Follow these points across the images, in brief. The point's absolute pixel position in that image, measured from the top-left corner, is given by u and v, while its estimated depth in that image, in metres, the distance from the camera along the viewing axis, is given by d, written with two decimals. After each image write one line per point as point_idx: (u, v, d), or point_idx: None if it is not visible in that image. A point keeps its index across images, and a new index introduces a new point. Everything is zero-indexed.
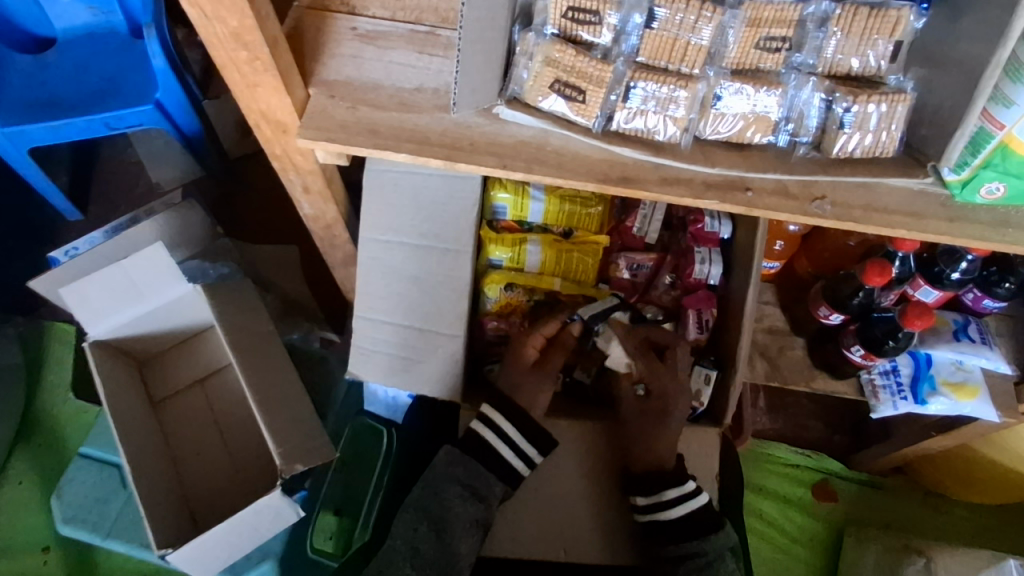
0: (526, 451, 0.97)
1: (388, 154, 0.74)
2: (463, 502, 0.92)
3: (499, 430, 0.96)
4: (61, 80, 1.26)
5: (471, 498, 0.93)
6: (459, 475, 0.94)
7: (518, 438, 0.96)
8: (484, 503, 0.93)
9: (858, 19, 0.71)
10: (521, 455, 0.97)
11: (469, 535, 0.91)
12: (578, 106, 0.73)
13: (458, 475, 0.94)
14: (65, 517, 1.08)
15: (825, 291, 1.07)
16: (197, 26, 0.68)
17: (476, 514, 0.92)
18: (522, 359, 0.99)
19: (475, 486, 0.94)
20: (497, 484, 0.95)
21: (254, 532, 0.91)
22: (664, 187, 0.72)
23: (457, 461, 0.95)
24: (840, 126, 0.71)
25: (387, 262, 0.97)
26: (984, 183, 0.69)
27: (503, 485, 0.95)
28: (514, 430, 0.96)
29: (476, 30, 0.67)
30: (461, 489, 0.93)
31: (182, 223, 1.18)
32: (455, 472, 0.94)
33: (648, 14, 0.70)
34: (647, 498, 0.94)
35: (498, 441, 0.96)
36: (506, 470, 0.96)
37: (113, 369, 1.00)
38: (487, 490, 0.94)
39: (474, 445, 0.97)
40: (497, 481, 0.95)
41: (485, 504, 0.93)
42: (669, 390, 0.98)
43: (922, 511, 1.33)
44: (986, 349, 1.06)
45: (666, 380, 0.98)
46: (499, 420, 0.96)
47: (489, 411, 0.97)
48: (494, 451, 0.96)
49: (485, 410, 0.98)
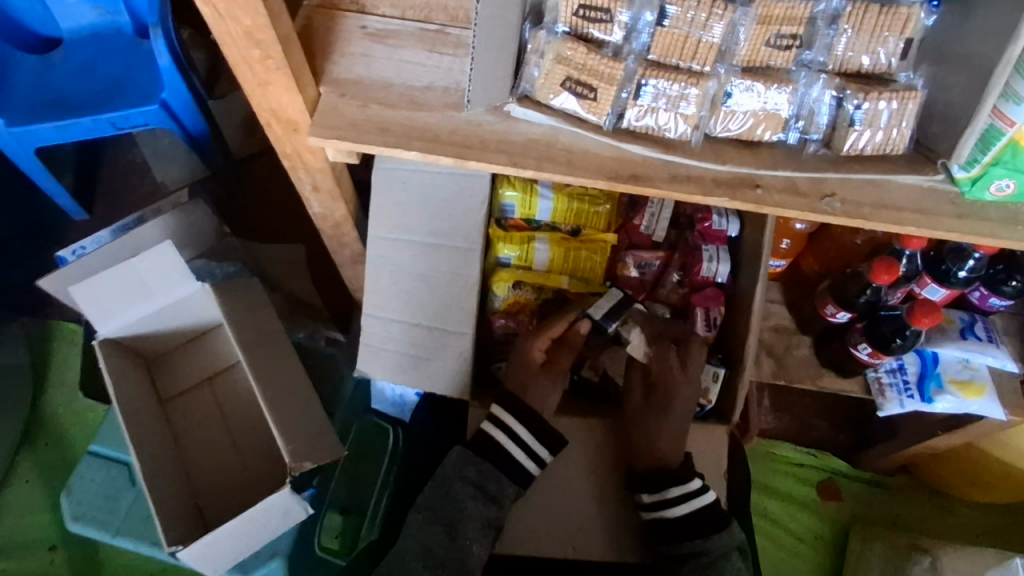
0: (538, 451, 0.97)
1: (398, 152, 0.74)
2: (475, 503, 0.93)
3: (510, 431, 0.96)
4: (69, 80, 1.26)
5: (482, 499, 0.93)
6: (470, 476, 0.94)
7: (529, 439, 0.96)
8: (495, 503, 0.94)
9: (869, 16, 0.71)
10: (533, 456, 0.97)
11: (481, 536, 0.92)
12: (589, 104, 0.73)
13: (470, 476, 0.94)
14: (74, 515, 1.08)
15: (833, 289, 1.07)
16: (210, 25, 0.68)
17: (488, 514, 0.93)
18: (529, 362, 0.99)
19: (487, 487, 0.94)
20: (509, 485, 0.95)
21: (262, 529, 0.91)
22: (673, 184, 0.73)
23: (469, 461, 0.95)
24: (851, 123, 0.71)
25: (395, 261, 0.97)
26: (994, 179, 0.69)
27: (516, 486, 0.95)
28: (526, 431, 0.96)
29: (487, 28, 0.67)
30: (473, 489, 0.93)
31: (187, 223, 1.17)
32: (467, 473, 0.95)
33: (659, 12, 0.71)
34: (653, 496, 0.94)
35: (509, 442, 0.96)
36: (517, 470, 0.96)
37: (122, 367, 1.00)
38: (499, 490, 0.94)
39: (485, 446, 0.97)
40: (509, 482, 0.95)
41: (497, 505, 0.94)
42: (674, 382, 0.98)
43: (929, 511, 1.33)
44: (993, 348, 1.07)
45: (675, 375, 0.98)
46: (512, 422, 0.96)
47: (499, 412, 0.97)
48: (505, 452, 0.96)
49: (497, 411, 0.98)
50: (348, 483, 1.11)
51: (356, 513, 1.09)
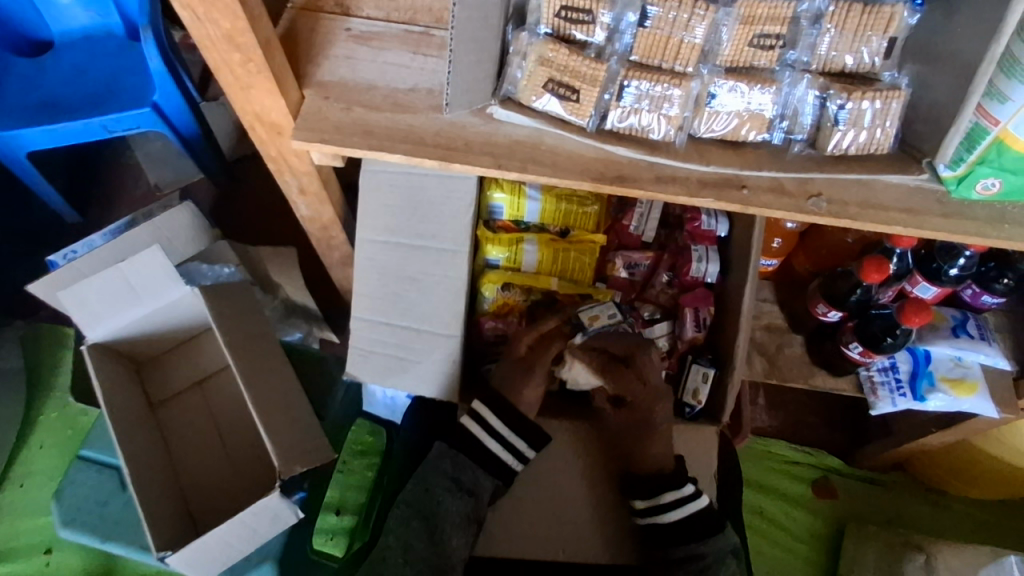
0: (514, 444, 0.97)
1: (383, 155, 0.74)
2: (452, 495, 0.93)
3: (485, 423, 0.97)
4: (58, 83, 1.26)
5: (459, 493, 0.93)
6: (447, 469, 0.95)
7: (505, 432, 0.97)
8: (473, 496, 0.94)
9: (852, 15, 0.70)
10: (509, 448, 0.97)
11: (460, 530, 0.92)
12: (572, 106, 0.73)
13: (446, 470, 0.95)
14: (65, 520, 1.07)
15: (823, 288, 1.07)
16: (190, 29, 0.68)
17: (466, 507, 0.93)
18: (516, 353, 1.00)
19: (463, 480, 0.95)
20: (485, 477, 0.96)
21: (252, 533, 0.90)
22: (659, 186, 0.73)
23: (445, 454, 0.97)
24: (834, 122, 0.71)
25: (383, 263, 0.97)
26: (981, 178, 0.69)
27: (492, 478, 0.96)
28: (500, 423, 0.97)
29: (468, 30, 0.67)
30: (449, 482, 0.94)
31: (175, 226, 1.14)
32: (443, 466, 0.96)
33: (641, 13, 0.70)
34: (645, 501, 0.94)
35: (484, 434, 0.97)
36: (493, 463, 0.97)
37: (111, 371, 1.00)
38: (475, 483, 0.95)
39: (462, 439, 0.98)
40: (484, 474, 0.96)
41: (474, 497, 0.94)
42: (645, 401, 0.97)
43: (922, 506, 1.33)
44: (985, 345, 1.06)
45: (637, 389, 0.97)
46: (487, 415, 0.97)
47: (479, 407, 0.98)
48: (480, 444, 0.97)
49: (478, 406, 0.98)
50: (344, 484, 1.11)
51: (351, 510, 1.09)
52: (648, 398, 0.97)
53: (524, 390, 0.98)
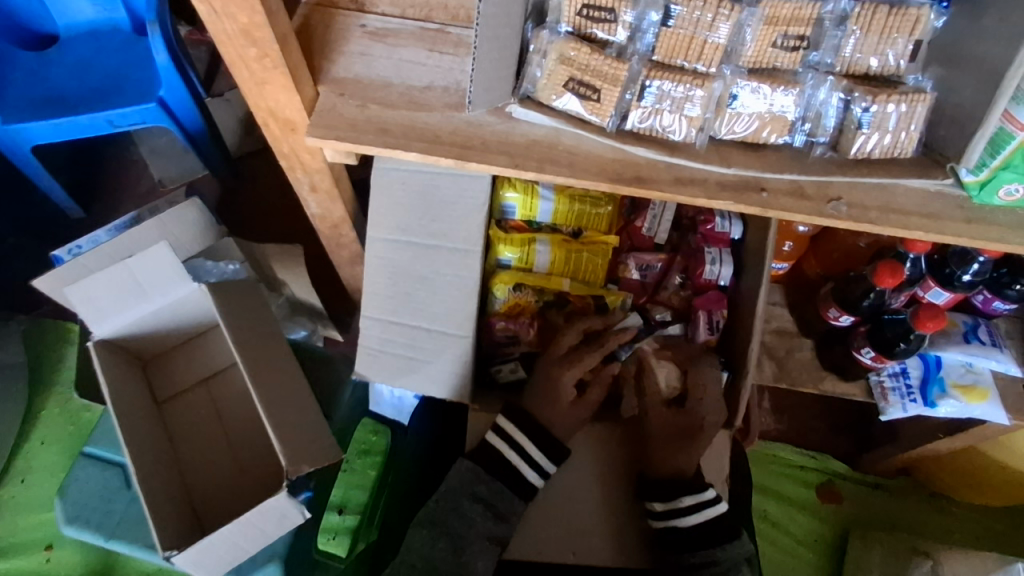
0: (547, 469, 0.97)
1: (399, 153, 0.73)
2: (484, 519, 0.92)
3: (522, 451, 0.95)
4: (65, 78, 1.25)
5: (491, 516, 0.92)
6: (480, 492, 0.93)
7: (542, 461, 0.96)
8: (504, 521, 0.93)
9: (878, 17, 0.70)
10: (543, 474, 0.96)
11: (486, 553, 0.91)
12: (592, 105, 0.72)
13: (480, 493, 0.93)
14: (69, 517, 1.05)
15: (836, 291, 1.06)
16: (206, 24, 0.67)
17: (495, 531, 0.92)
18: (561, 400, 0.96)
19: (497, 505, 0.93)
20: (520, 504, 0.94)
21: (259, 533, 0.88)
22: (678, 187, 0.72)
23: (480, 478, 0.94)
24: (858, 126, 0.71)
25: (394, 262, 0.96)
26: (1004, 184, 0.68)
27: (525, 504, 0.95)
28: (538, 451, 0.96)
29: (490, 28, 0.66)
30: (481, 506, 0.92)
31: (181, 224, 1.12)
32: (476, 489, 0.94)
33: (664, 12, 0.69)
34: (665, 504, 0.93)
35: (522, 462, 0.95)
36: (528, 491, 0.95)
37: (116, 367, 0.99)
38: (508, 508, 0.94)
39: (496, 464, 0.96)
40: (519, 501, 0.94)
41: (507, 524, 0.93)
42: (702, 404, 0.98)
43: (928, 512, 1.32)
44: (996, 352, 1.06)
45: (701, 393, 0.98)
46: (525, 443, 0.95)
47: (504, 424, 0.97)
48: (517, 471, 0.95)
49: (501, 422, 0.98)
50: (346, 484, 1.10)
51: (353, 510, 1.09)
52: (708, 403, 0.98)
53: (556, 413, 0.97)
